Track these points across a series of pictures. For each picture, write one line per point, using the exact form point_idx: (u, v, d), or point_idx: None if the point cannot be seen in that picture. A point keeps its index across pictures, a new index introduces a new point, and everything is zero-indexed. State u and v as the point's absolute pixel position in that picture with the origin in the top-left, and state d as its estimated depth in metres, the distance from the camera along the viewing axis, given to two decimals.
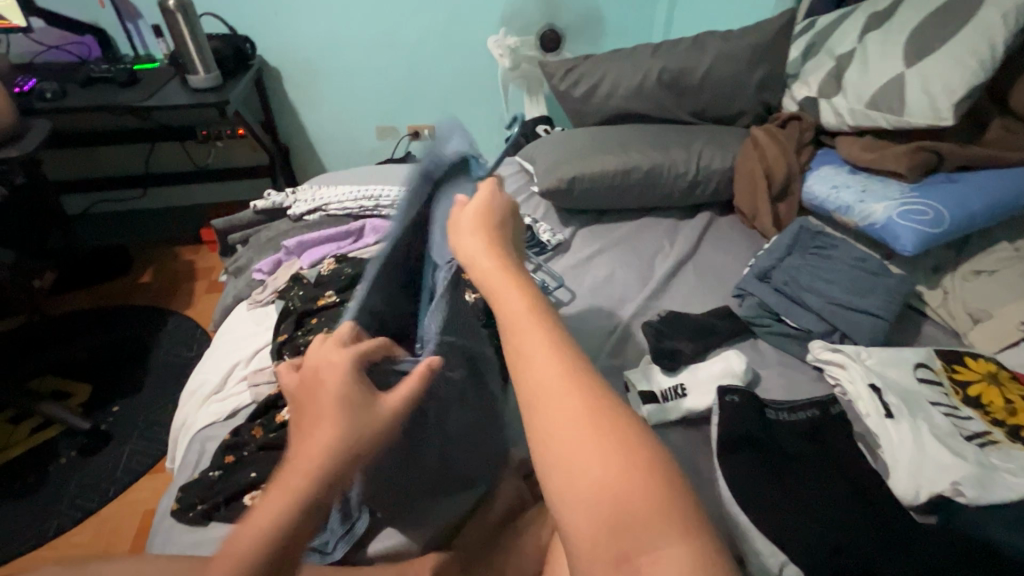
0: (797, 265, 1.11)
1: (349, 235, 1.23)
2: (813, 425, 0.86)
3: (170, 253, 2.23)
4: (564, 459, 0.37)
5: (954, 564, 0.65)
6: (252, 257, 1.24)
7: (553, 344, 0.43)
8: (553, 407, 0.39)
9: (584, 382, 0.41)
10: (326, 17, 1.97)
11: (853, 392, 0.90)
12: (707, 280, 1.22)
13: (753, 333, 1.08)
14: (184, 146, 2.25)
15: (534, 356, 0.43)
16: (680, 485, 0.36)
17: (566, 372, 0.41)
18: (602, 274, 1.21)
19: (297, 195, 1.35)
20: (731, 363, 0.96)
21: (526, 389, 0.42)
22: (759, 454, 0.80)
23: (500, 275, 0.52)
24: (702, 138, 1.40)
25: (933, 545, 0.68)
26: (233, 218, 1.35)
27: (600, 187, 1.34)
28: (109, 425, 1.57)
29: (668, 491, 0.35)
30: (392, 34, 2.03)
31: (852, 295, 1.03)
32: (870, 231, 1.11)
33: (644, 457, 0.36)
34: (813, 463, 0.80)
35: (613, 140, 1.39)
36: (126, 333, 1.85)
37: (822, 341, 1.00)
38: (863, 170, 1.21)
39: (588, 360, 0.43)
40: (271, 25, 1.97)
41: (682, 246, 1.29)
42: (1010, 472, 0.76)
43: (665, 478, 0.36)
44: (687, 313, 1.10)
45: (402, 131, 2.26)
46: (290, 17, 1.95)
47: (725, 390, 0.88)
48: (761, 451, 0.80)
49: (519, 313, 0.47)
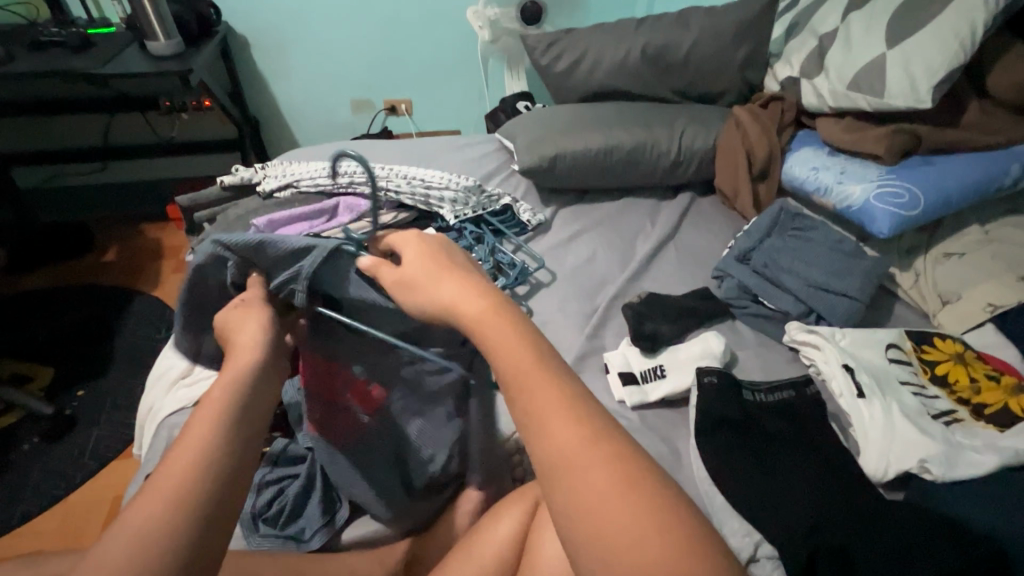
0: (776, 246, 1.11)
1: (322, 213, 1.19)
2: (788, 405, 0.87)
3: (135, 230, 2.14)
4: (595, 517, 0.41)
5: (923, 538, 0.67)
6: (220, 235, 1.19)
7: (572, 406, 0.46)
8: (586, 473, 0.43)
9: (606, 444, 0.45)
10: None
11: (827, 372, 0.91)
12: (687, 261, 1.22)
13: (732, 314, 1.09)
14: (146, 116, 2.13)
15: (548, 418, 0.46)
16: (708, 544, 0.41)
17: (589, 432, 0.45)
18: (583, 255, 1.20)
19: (267, 170, 1.31)
20: (710, 345, 0.97)
21: (554, 458, 0.44)
22: (736, 436, 0.81)
23: (494, 320, 0.52)
24: (684, 116, 1.39)
25: (902, 520, 0.70)
26: (199, 193, 1.29)
27: (582, 165, 1.32)
28: (74, 409, 1.51)
29: (704, 554, 0.40)
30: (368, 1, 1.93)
31: (829, 277, 1.04)
32: (847, 213, 1.12)
33: (682, 529, 0.41)
34: (789, 443, 0.81)
35: (595, 117, 1.37)
36: (90, 314, 1.78)
37: (798, 322, 1.01)
38: (842, 152, 1.21)
39: (606, 416, 0.48)
40: None
41: (663, 227, 1.28)
42: (974, 450, 0.79)
43: (709, 549, 0.41)
44: (667, 294, 1.10)
45: (379, 106, 2.18)
46: None
47: (703, 371, 0.89)
48: (738, 433, 0.81)
49: (526, 367, 0.49)
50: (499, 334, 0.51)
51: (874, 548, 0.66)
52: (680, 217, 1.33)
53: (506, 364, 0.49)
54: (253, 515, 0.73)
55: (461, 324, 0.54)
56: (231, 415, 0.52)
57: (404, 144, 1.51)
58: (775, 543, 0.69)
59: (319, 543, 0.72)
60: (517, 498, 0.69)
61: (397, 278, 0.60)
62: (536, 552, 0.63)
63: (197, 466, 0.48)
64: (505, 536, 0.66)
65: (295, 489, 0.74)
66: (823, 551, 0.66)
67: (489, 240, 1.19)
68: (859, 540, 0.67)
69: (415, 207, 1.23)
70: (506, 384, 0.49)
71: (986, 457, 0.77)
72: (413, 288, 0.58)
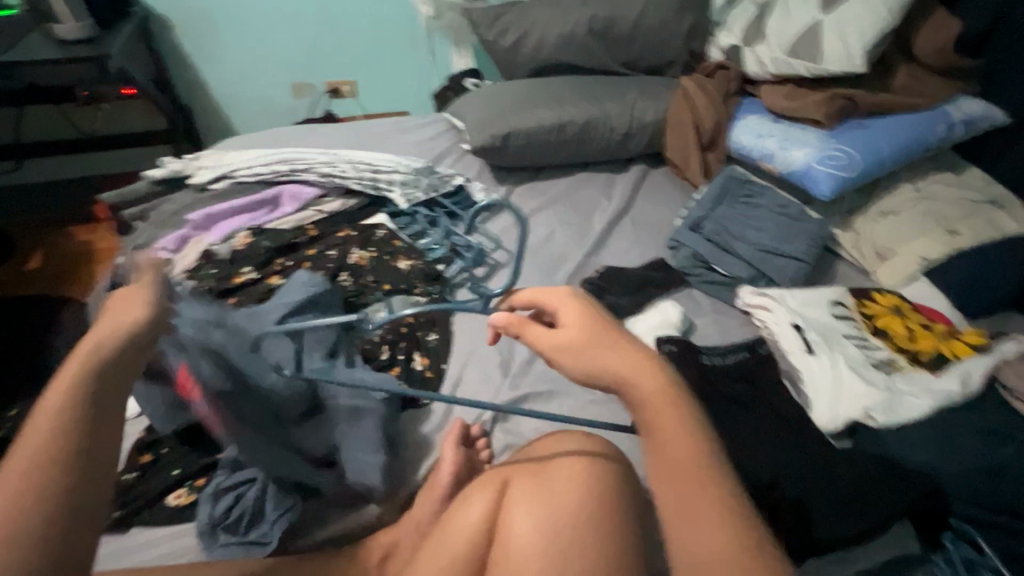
0: (727, 214, 1.14)
1: (264, 205, 1.13)
2: (744, 366, 0.91)
3: (60, 234, 1.97)
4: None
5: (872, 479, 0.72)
6: (152, 233, 1.10)
7: (724, 521, 0.47)
8: None
9: (753, 566, 0.44)
10: None
11: (777, 332, 0.95)
12: (643, 233, 1.23)
13: (688, 283, 1.11)
14: (61, 108, 1.95)
15: (692, 515, 0.47)
16: None
17: (720, 508, 0.47)
18: (541, 233, 1.19)
19: (198, 162, 1.22)
20: (667, 315, 0.98)
21: (690, 558, 0.46)
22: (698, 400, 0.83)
23: (665, 407, 0.52)
24: (633, 88, 1.39)
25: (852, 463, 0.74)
26: (124, 189, 1.19)
27: (534, 142, 1.30)
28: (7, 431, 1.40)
29: None
30: None
31: (777, 241, 1.08)
32: (792, 178, 1.16)
33: None
34: (747, 403, 0.84)
35: (544, 93, 1.35)
36: (17, 327, 1.64)
37: (750, 287, 1.04)
38: (784, 118, 1.24)
39: (761, 539, 0.47)
40: None
41: (618, 200, 1.29)
42: (913, 395, 0.84)
43: None
44: (625, 267, 1.11)
45: (321, 89, 2.08)
46: None
47: (663, 340, 0.90)
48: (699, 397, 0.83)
49: (686, 464, 0.49)
50: (667, 420, 0.51)
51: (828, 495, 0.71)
52: (633, 191, 1.33)
53: (651, 417, 0.52)
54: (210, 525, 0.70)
55: (629, 401, 0.54)
56: (96, 380, 0.47)
57: (349, 127, 1.44)
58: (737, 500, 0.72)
59: (284, 545, 0.70)
60: (486, 479, 0.69)
61: (557, 342, 0.59)
62: (509, 526, 0.64)
63: (65, 445, 0.43)
64: (478, 516, 0.66)
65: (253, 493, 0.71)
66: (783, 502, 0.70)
67: (442, 223, 1.16)
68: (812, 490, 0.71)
69: (365, 193, 1.18)
70: (652, 444, 0.51)
71: (924, 400, 0.83)
72: (574, 352, 0.57)
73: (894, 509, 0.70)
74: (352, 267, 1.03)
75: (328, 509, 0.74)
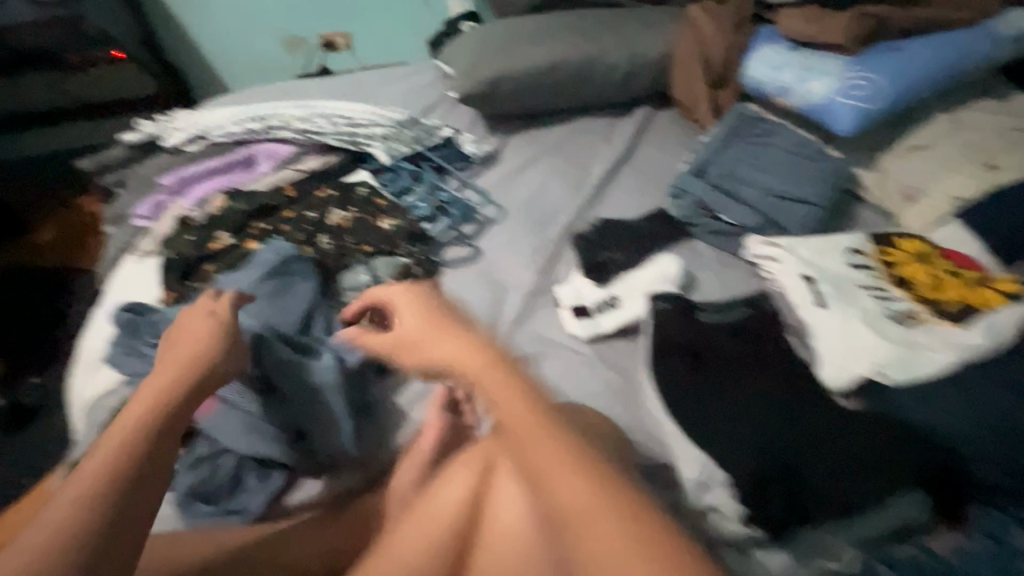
0: (734, 157, 1.03)
1: (238, 165, 1.00)
2: (745, 325, 0.77)
3: (66, 206, 1.99)
4: None
5: (866, 443, 0.63)
6: (129, 201, 1.00)
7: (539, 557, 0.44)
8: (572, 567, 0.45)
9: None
10: None
11: (785, 283, 0.85)
12: (645, 179, 1.14)
13: (690, 234, 1.01)
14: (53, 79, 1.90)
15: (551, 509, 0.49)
16: None
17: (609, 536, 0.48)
18: (534, 186, 1.12)
19: (174, 121, 1.07)
20: (666, 270, 0.88)
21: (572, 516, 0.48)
22: (697, 364, 0.72)
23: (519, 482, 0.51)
24: (639, 22, 1.29)
25: (851, 428, 0.65)
26: (100, 157, 1.05)
27: (534, 84, 1.24)
28: (32, 399, 1.50)
29: None
30: None
31: (786, 182, 0.98)
32: (809, 113, 1.09)
33: None
34: (746, 371, 0.71)
35: (539, 29, 1.27)
36: (28, 301, 1.71)
37: (758, 235, 0.94)
38: (805, 46, 1.14)
39: None
40: None
41: (619, 146, 1.22)
42: (932, 348, 0.75)
43: None
44: (623, 218, 1.02)
45: (313, 43, 2.06)
46: None
47: (656, 298, 0.79)
48: (702, 363, 0.72)
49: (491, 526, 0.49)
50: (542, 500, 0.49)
51: (829, 477, 0.61)
52: (635, 137, 1.26)
53: (570, 515, 0.50)
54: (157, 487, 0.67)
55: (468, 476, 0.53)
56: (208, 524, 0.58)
57: (339, 84, 1.47)
58: (731, 478, 0.62)
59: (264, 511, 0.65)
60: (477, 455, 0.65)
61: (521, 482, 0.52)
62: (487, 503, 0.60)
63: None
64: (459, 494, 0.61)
65: (205, 450, 0.66)
66: (773, 475, 0.61)
67: (429, 177, 1.06)
68: (810, 452, 0.63)
69: (343, 150, 1.04)
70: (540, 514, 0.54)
71: (945, 356, 0.73)
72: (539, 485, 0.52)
73: (892, 472, 0.61)
74: (331, 229, 0.93)
75: (300, 476, 0.68)
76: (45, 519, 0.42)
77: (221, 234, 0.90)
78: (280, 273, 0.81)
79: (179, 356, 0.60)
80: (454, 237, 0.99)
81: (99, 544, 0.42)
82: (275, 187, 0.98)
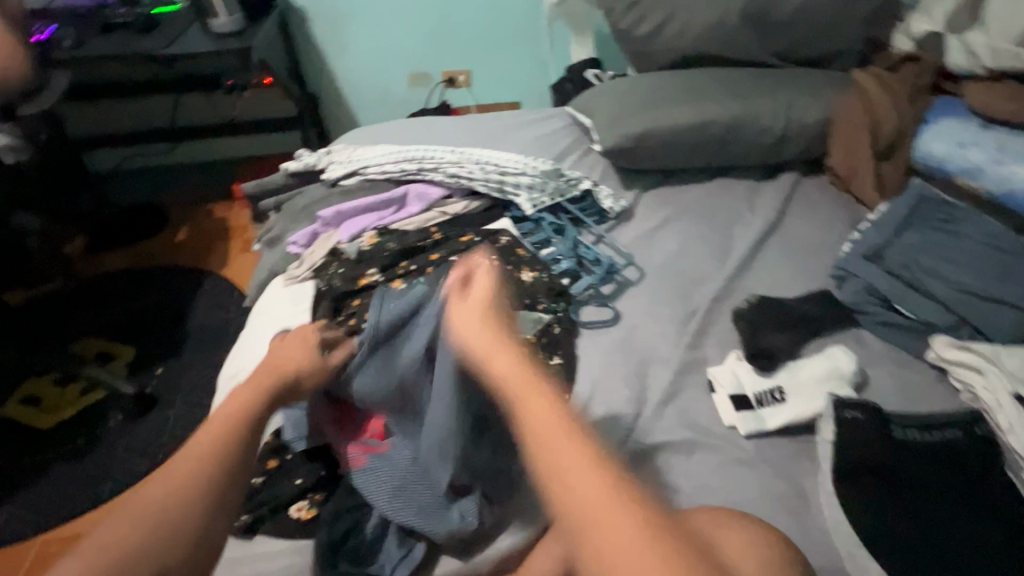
0: (915, 242, 0.92)
1: (390, 204, 1.03)
2: (950, 450, 0.68)
3: (202, 211, 2.17)
4: None
5: None
6: (286, 226, 1.05)
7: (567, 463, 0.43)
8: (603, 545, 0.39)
9: None
10: (369, 32, 2.05)
11: (991, 401, 0.73)
12: (797, 254, 1.05)
13: (856, 322, 0.90)
14: (210, 98, 2.10)
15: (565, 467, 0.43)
16: None
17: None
18: (673, 248, 1.06)
19: (331, 155, 1.13)
20: (838, 364, 0.79)
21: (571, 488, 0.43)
22: (897, 490, 0.64)
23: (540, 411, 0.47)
24: (798, 84, 1.22)
25: None
26: (262, 182, 1.12)
27: (678, 141, 1.19)
28: (154, 389, 1.61)
29: None
30: (450, 26, 2.03)
31: (983, 279, 0.86)
32: (1005, 199, 0.99)
33: None
34: (961, 510, 0.62)
35: (687, 87, 1.23)
36: (160, 295, 1.86)
37: (948, 337, 0.82)
38: (998, 125, 1.04)
39: None
40: (348, 17, 2.02)
41: (766, 213, 1.14)
42: None
43: None
44: (778, 297, 0.94)
45: (438, 79, 2.15)
46: (355, 23, 2.03)
47: (840, 403, 0.70)
48: (904, 490, 0.64)
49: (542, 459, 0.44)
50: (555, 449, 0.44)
51: None
52: (783, 204, 1.17)
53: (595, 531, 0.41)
54: (298, 531, 0.67)
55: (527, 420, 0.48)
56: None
57: (472, 124, 1.50)
58: None
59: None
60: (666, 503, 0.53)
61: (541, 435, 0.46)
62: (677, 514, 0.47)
63: None
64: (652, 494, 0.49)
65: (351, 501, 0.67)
66: None
67: (570, 232, 1.04)
68: None
69: (489, 196, 1.04)
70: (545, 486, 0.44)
71: None
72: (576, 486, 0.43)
73: None
74: None
75: (439, 548, 0.65)
76: (125, 519, 0.47)
77: (371, 270, 0.92)
78: (432, 303, 0.73)
79: (270, 364, 0.64)
80: (593, 296, 0.94)
81: (192, 549, 0.47)
82: (422, 228, 1.00)
